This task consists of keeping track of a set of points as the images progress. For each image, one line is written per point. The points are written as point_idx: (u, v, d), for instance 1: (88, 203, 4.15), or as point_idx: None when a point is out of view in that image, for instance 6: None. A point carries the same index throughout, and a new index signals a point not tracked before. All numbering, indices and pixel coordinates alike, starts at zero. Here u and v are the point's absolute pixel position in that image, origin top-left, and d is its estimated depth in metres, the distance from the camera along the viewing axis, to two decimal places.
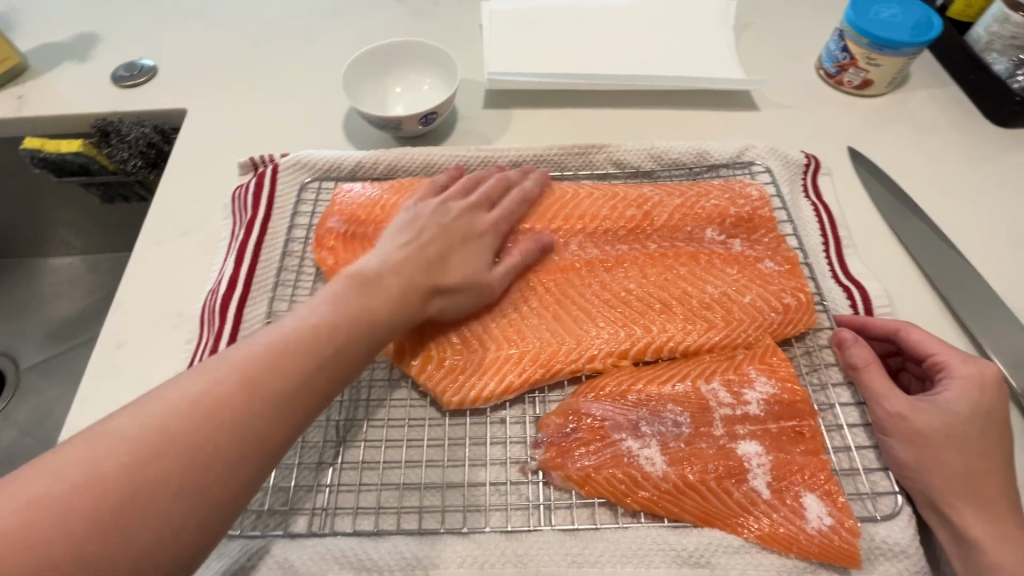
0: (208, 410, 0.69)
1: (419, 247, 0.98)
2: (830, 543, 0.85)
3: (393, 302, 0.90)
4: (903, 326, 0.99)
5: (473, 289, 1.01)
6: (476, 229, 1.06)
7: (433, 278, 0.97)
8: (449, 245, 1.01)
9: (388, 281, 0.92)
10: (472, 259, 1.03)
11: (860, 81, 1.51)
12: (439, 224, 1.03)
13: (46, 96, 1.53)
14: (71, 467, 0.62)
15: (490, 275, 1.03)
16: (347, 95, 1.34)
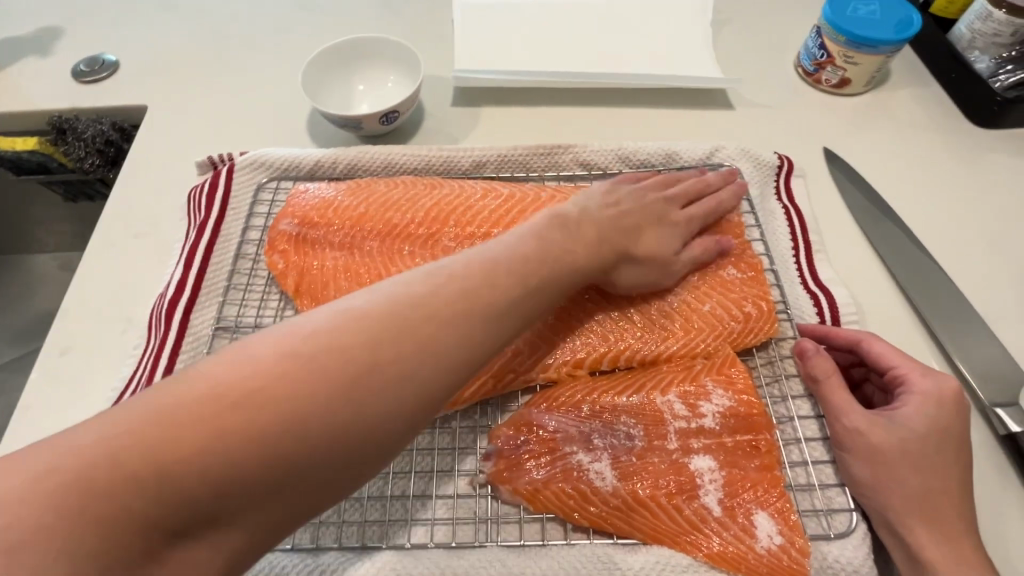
0: (323, 360, 0.62)
1: (619, 215, 1.00)
2: (779, 563, 0.82)
3: (590, 252, 0.93)
4: (866, 337, 0.96)
5: (659, 265, 1.02)
6: (670, 215, 1.07)
7: (624, 246, 0.98)
8: (643, 220, 1.03)
9: (584, 236, 0.94)
10: (663, 240, 1.03)
11: (838, 79, 1.46)
12: (637, 199, 1.05)
13: (3, 92, 1.49)
14: (337, 318, 0.66)
15: (672, 257, 1.03)
16: (306, 94, 1.30)
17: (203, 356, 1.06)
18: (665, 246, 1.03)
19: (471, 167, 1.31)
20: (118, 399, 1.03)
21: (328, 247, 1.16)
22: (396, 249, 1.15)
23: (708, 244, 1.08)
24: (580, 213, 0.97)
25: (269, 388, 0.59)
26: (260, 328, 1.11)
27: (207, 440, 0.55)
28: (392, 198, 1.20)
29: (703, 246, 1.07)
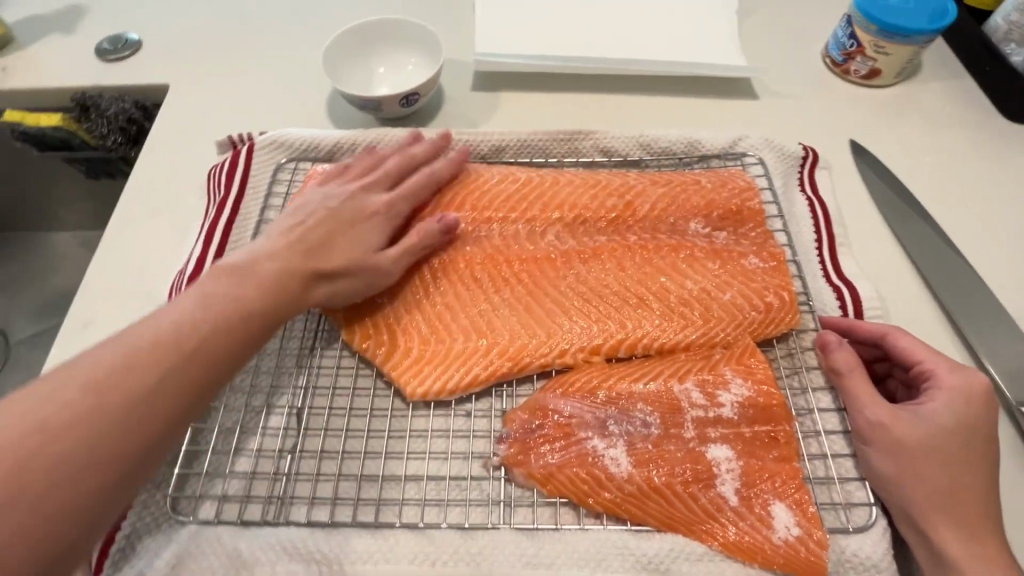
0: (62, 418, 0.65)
1: (302, 235, 0.95)
2: (796, 554, 0.81)
3: (271, 284, 0.87)
4: (892, 331, 0.94)
5: (369, 266, 0.99)
6: (368, 213, 1.03)
7: (314, 260, 0.93)
8: (331, 229, 0.98)
9: (258, 264, 0.88)
10: (363, 239, 1.00)
11: (868, 70, 1.43)
12: (327, 208, 1.01)
13: (28, 68, 1.50)
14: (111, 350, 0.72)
15: (378, 255, 1.00)
16: (327, 74, 1.29)
17: None
18: (366, 249, 0.99)
19: (489, 152, 1.30)
20: None
21: None
22: None
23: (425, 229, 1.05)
24: (251, 252, 0.91)
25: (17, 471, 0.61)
26: None
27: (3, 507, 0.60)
28: None
29: (414, 235, 1.04)
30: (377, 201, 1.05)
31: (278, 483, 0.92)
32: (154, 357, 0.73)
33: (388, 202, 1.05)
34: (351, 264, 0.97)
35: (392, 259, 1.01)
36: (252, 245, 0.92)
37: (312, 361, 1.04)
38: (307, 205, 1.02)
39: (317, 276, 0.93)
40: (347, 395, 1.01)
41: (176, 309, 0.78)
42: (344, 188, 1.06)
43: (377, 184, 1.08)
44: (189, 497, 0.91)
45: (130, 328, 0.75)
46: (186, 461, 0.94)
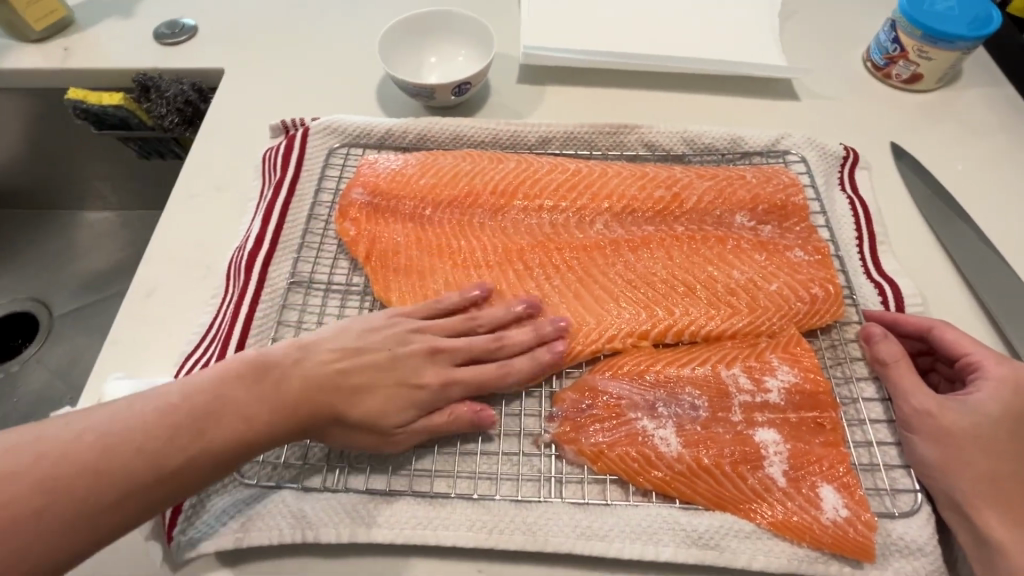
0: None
1: (346, 370, 0.89)
2: (845, 535, 0.83)
3: (277, 413, 0.81)
4: (938, 324, 0.96)
5: (372, 435, 0.89)
6: (421, 377, 0.93)
7: (329, 408, 0.86)
8: (375, 379, 0.90)
9: (287, 386, 0.84)
10: (395, 406, 0.90)
11: (909, 74, 1.46)
12: (391, 353, 0.93)
13: (90, 50, 1.58)
14: (165, 398, 0.76)
15: (392, 428, 0.89)
16: (383, 62, 1.33)
17: (279, 308, 1.11)
18: (386, 418, 0.89)
19: (537, 143, 1.34)
20: (199, 341, 1.08)
21: (399, 216, 1.17)
22: (466, 217, 1.16)
23: (458, 413, 0.93)
24: (299, 357, 0.87)
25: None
26: (332, 285, 1.15)
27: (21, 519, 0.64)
28: (462, 170, 1.20)
29: (449, 415, 0.92)
30: (443, 370, 0.95)
31: (335, 452, 0.96)
32: (152, 435, 0.73)
33: (446, 380, 0.94)
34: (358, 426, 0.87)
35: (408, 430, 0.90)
36: (302, 351, 0.88)
37: None
38: (382, 332, 0.95)
39: (321, 424, 0.86)
40: None
41: (154, 403, 0.76)
42: (424, 337, 0.97)
43: (459, 351, 0.97)
44: (252, 461, 0.94)
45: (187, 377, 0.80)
46: None
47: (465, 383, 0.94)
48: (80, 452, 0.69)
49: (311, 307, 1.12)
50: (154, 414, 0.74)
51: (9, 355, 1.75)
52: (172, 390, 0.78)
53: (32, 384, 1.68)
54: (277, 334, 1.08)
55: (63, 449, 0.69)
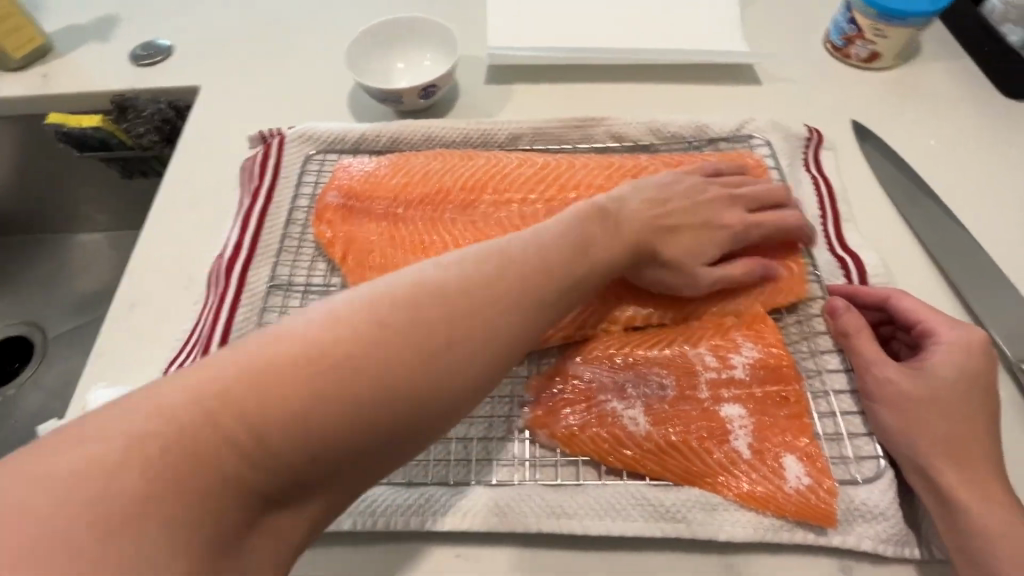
0: (347, 343, 0.64)
1: (665, 210, 1.02)
2: (807, 502, 0.86)
3: (615, 245, 0.94)
4: (894, 292, 0.98)
5: (684, 272, 1.01)
6: (723, 220, 1.06)
7: (654, 249, 0.98)
8: (684, 224, 1.03)
9: (628, 226, 0.97)
10: (700, 249, 1.02)
11: (868, 53, 1.48)
12: (689, 201, 1.05)
13: (70, 75, 1.64)
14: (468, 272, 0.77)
15: (700, 269, 1.02)
16: (352, 71, 1.40)
17: (259, 310, 1.14)
18: (697, 258, 1.02)
19: (506, 140, 1.37)
20: (182, 347, 1.12)
21: (371, 217, 1.20)
22: (437, 214, 1.19)
23: (751, 267, 1.05)
24: (625, 205, 1.00)
25: (299, 383, 0.61)
26: (310, 287, 1.18)
27: (339, 380, 0.62)
28: (431, 169, 1.23)
29: (744, 264, 1.04)
30: (738, 216, 1.07)
31: None
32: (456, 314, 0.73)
33: (741, 221, 1.06)
34: (672, 264, 1.00)
35: (711, 276, 1.02)
36: (624, 202, 1.00)
37: None
38: (679, 187, 1.06)
39: (647, 259, 0.98)
40: None
41: (465, 265, 0.78)
42: (714, 189, 1.09)
43: (746, 198, 1.09)
44: None
45: (488, 250, 0.81)
46: None
47: (760, 228, 1.07)
48: (400, 316, 0.69)
49: (290, 308, 1.16)
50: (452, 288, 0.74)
51: (5, 379, 1.79)
52: (463, 269, 0.77)
53: (30, 405, 1.72)
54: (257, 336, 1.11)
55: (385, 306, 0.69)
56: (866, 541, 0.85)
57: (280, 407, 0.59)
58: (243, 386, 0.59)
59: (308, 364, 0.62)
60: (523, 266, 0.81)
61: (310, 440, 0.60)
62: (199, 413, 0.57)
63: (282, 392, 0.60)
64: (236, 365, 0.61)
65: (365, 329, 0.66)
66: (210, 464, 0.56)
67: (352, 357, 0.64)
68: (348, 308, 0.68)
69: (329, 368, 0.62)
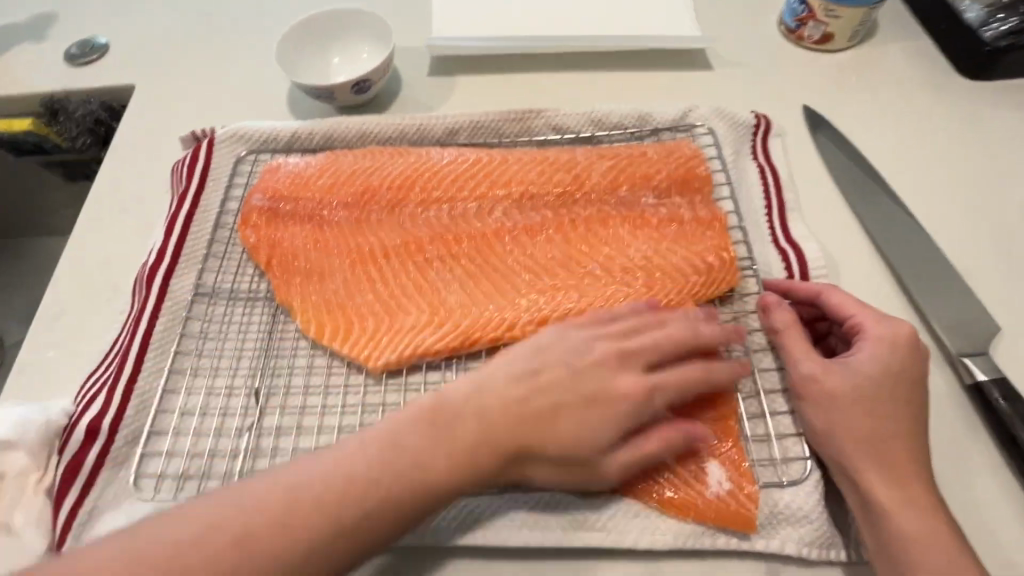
0: (320, 498, 0.74)
1: (529, 397, 0.83)
2: (727, 508, 0.83)
3: (456, 463, 0.79)
4: (826, 287, 0.95)
5: (575, 463, 0.82)
6: (614, 388, 0.83)
7: (525, 448, 0.81)
8: (565, 401, 0.82)
9: (461, 438, 0.80)
10: (590, 430, 0.81)
11: (820, 35, 1.43)
12: (569, 371, 0.85)
13: (0, 76, 1.59)
14: (467, 403, 0.83)
15: (602, 459, 0.81)
16: (282, 68, 1.35)
17: (181, 320, 1.10)
18: (592, 443, 0.81)
19: (443, 134, 1.31)
20: (101, 362, 1.07)
21: (296, 219, 1.16)
22: (364, 215, 1.15)
23: (672, 437, 0.83)
24: (470, 394, 0.84)
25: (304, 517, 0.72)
26: (236, 294, 1.15)
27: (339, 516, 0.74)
28: (360, 167, 1.19)
29: (659, 437, 0.83)
30: (635, 380, 0.84)
31: (237, 461, 0.97)
32: (454, 449, 0.80)
33: (643, 389, 0.83)
34: (563, 455, 0.81)
35: (614, 468, 0.82)
36: (477, 388, 0.84)
37: (271, 344, 1.09)
38: (557, 350, 0.87)
39: (517, 455, 0.81)
40: (303, 375, 1.06)
41: (468, 394, 0.84)
42: (602, 347, 0.87)
43: (643, 355, 0.87)
44: (151, 476, 0.95)
45: (493, 369, 0.86)
46: (146, 442, 0.98)
47: (663, 395, 0.84)
48: (399, 463, 0.78)
49: (214, 317, 1.12)
50: (450, 422, 0.81)
51: None
52: (465, 397, 0.83)
53: None
54: (180, 347, 1.08)
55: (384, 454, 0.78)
56: (790, 544, 0.83)
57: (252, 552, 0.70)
58: (224, 533, 0.70)
59: (280, 517, 0.72)
60: (523, 394, 0.83)
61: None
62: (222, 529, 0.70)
63: (258, 541, 0.70)
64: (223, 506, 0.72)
65: (359, 479, 0.76)
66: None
67: (318, 514, 0.73)
68: (325, 462, 0.77)
69: (303, 518, 0.73)
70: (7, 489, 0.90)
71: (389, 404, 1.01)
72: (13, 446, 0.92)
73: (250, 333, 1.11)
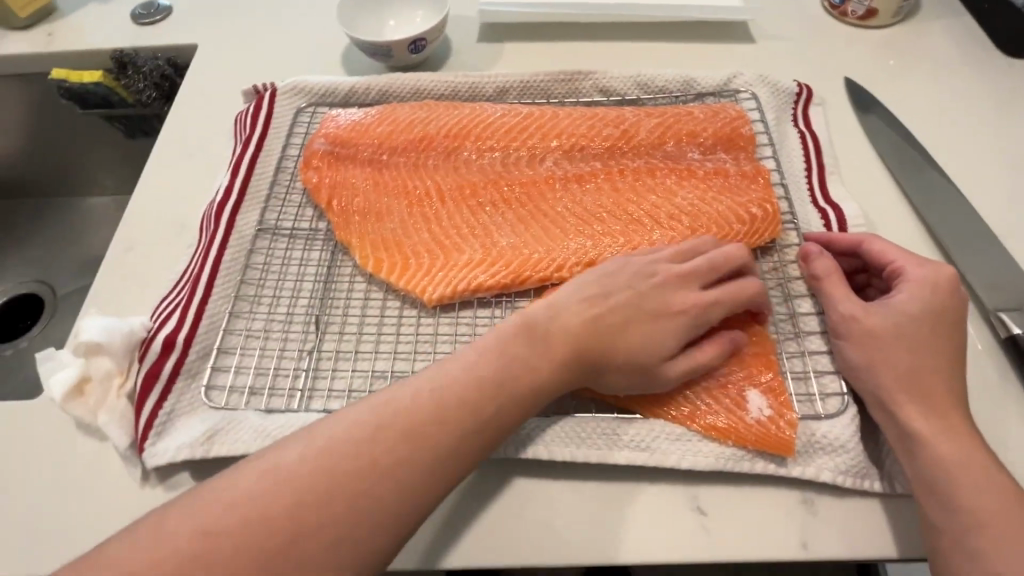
0: (439, 408, 0.77)
1: (603, 312, 0.88)
2: (768, 432, 0.88)
3: (550, 369, 0.84)
4: (867, 238, 0.99)
5: (644, 371, 0.87)
6: (674, 305, 0.89)
7: (601, 356, 0.86)
8: (632, 317, 0.88)
9: (552, 345, 0.85)
10: (657, 342, 0.87)
11: (864, 10, 1.47)
12: (636, 291, 0.90)
13: (71, 33, 1.69)
14: (487, 356, 0.83)
15: (662, 363, 0.87)
16: (343, 26, 1.42)
17: (246, 252, 1.17)
18: (661, 350, 0.87)
19: (494, 93, 1.37)
20: (174, 285, 1.14)
21: (355, 163, 1.22)
22: (421, 160, 1.21)
23: (721, 345, 0.91)
24: (553, 313, 0.88)
25: (335, 486, 0.69)
26: (297, 232, 1.21)
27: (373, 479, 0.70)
28: (417, 118, 1.25)
29: (711, 349, 0.90)
30: (693, 295, 0.91)
31: (299, 379, 1.02)
32: (481, 400, 0.79)
33: (700, 303, 0.90)
34: (629, 363, 0.86)
35: (676, 369, 0.88)
36: (556, 308, 0.88)
37: (330, 278, 1.15)
38: (623, 275, 0.93)
39: (595, 364, 0.86)
40: (359, 306, 1.11)
41: (486, 347, 0.84)
42: (662, 271, 0.93)
43: (699, 273, 0.93)
44: (220, 388, 1.02)
45: (507, 325, 0.87)
46: (216, 358, 1.05)
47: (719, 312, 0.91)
48: (429, 415, 0.76)
49: (277, 252, 1.19)
50: (473, 372, 0.81)
51: (15, 335, 1.77)
52: (486, 348, 0.84)
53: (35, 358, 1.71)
54: (244, 277, 1.15)
55: (410, 407, 0.76)
56: (826, 472, 0.87)
57: (395, 468, 0.72)
58: (278, 500, 0.66)
59: (411, 429, 0.75)
60: (545, 344, 0.85)
61: (422, 490, 0.73)
62: (249, 510, 0.65)
63: (393, 456, 0.72)
64: (350, 432, 0.73)
65: (390, 437, 0.73)
66: (348, 519, 0.68)
67: (446, 420, 0.76)
68: (368, 415, 0.75)
69: (333, 486, 0.69)
70: (94, 391, 0.99)
71: (444, 335, 1.06)
72: (100, 351, 1.00)
73: (310, 267, 1.17)
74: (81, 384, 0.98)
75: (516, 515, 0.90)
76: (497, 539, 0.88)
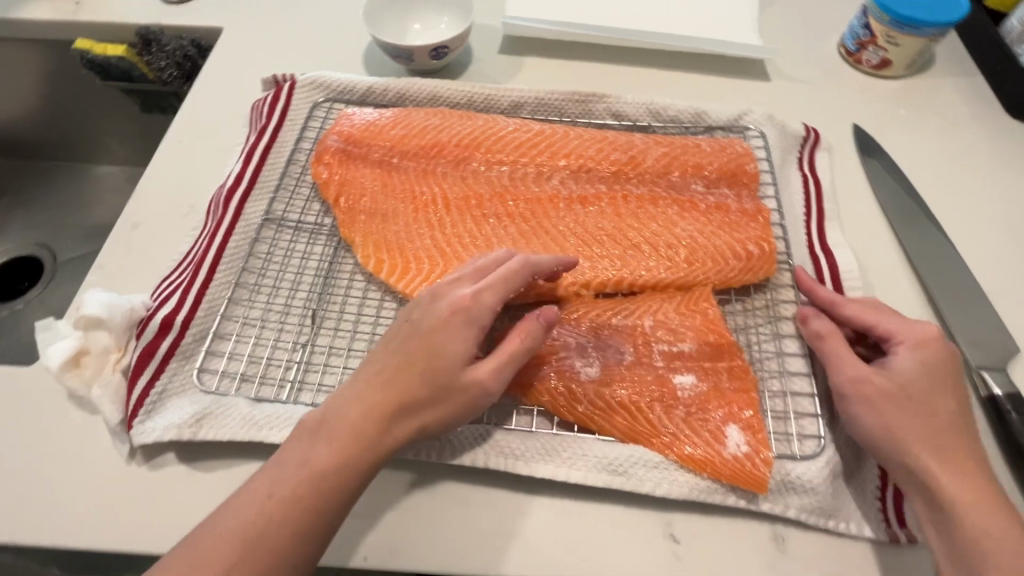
0: (306, 487, 0.77)
1: (386, 368, 0.85)
2: (742, 468, 0.90)
3: (364, 430, 0.81)
4: (838, 301, 1.02)
5: (449, 392, 0.84)
6: (455, 314, 0.87)
7: (405, 402, 0.83)
8: (409, 356, 0.85)
9: (351, 416, 0.82)
10: (446, 361, 0.84)
11: (879, 60, 1.49)
12: (417, 331, 0.88)
13: (100, 5, 1.71)
14: (318, 430, 0.81)
15: (462, 370, 0.84)
16: (368, 26, 1.44)
17: (250, 241, 1.18)
18: (451, 360, 0.84)
19: (509, 106, 1.40)
20: (176, 267, 1.16)
21: (365, 163, 1.24)
22: (430, 166, 1.23)
23: (529, 329, 0.90)
24: (349, 392, 0.85)
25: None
26: (302, 225, 1.23)
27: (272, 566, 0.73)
28: (430, 124, 1.27)
29: (518, 335, 0.89)
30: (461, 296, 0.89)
31: (290, 371, 1.04)
32: (341, 464, 0.79)
33: (474, 298, 0.89)
34: (431, 396, 0.83)
35: (484, 368, 0.85)
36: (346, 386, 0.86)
37: (330, 273, 1.17)
38: (405, 331, 0.89)
39: (407, 409, 0.83)
40: (356, 304, 1.13)
41: (319, 421, 0.82)
42: (442, 303, 0.90)
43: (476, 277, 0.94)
44: (212, 372, 1.03)
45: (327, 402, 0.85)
46: (212, 343, 1.06)
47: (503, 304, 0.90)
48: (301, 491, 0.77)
49: (281, 243, 1.20)
50: (312, 448, 0.80)
51: (12, 296, 1.78)
52: (322, 420, 0.83)
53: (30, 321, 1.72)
54: (247, 265, 1.16)
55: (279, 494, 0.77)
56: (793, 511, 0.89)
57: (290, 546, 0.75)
58: None
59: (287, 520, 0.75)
60: (353, 408, 0.82)
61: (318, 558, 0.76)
62: None
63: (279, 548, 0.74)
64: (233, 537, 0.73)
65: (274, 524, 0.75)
66: None
67: (317, 500, 0.77)
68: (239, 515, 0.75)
69: None
70: (90, 363, 1.01)
71: None
72: (99, 325, 1.01)
73: (311, 260, 1.19)
74: (77, 357, 1.00)
75: (490, 526, 0.91)
76: (470, 549, 0.89)
